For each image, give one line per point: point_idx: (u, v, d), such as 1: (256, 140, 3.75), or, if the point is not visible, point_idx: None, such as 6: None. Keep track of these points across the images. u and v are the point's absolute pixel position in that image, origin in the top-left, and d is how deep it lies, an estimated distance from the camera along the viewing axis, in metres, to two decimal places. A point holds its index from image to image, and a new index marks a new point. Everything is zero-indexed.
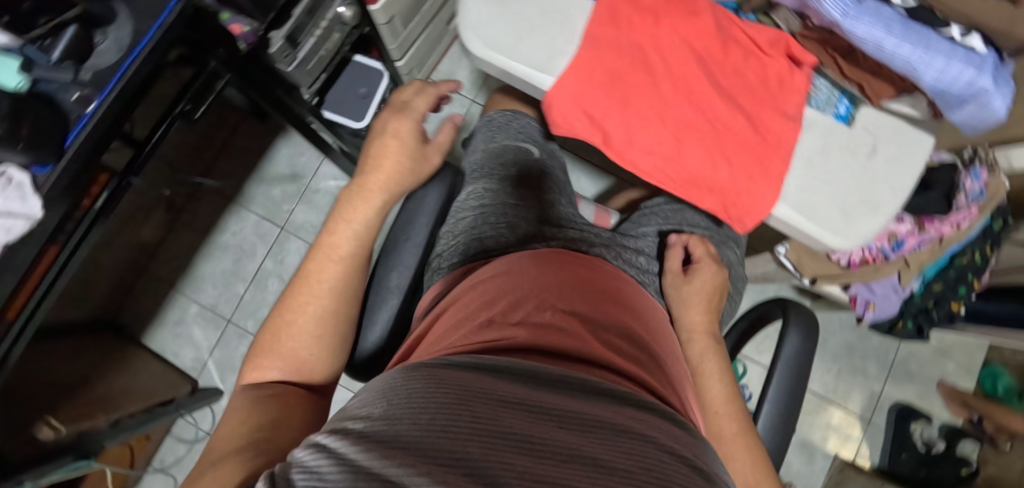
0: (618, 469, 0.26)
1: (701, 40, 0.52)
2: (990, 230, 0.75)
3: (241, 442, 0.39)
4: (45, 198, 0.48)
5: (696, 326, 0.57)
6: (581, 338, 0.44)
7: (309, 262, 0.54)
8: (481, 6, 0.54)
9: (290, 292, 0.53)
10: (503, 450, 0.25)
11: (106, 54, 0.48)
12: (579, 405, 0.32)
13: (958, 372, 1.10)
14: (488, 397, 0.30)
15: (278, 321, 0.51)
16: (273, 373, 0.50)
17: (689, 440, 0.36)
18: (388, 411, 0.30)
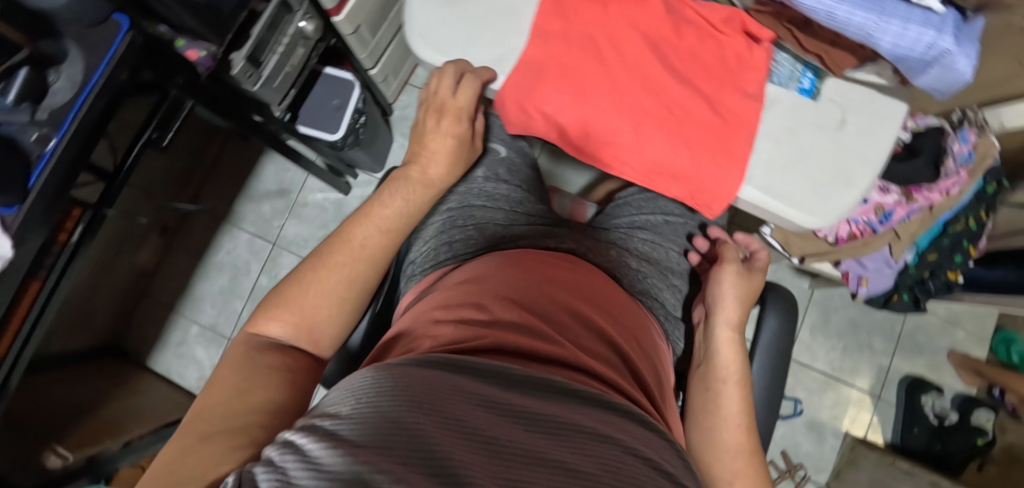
0: (578, 469, 0.28)
1: (653, 26, 0.51)
2: (984, 194, 0.72)
3: (239, 422, 0.34)
4: (15, 237, 0.50)
5: (729, 322, 0.54)
6: (552, 338, 0.43)
7: (355, 225, 0.47)
8: (427, 12, 0.54)
9: (328, 245, 0.46)
10: (466, 452, 0.26)
11: (59, 94, 0.50)
12: (545, 405, 0.33)
13: (969, 341, 1.07)
14: (454, 398, 0.31)
15: (300, 272, 0.45)
16: (279, 329, 0.43)
17: (654, 439, 0.37)
18: (359, 407, 0.30)
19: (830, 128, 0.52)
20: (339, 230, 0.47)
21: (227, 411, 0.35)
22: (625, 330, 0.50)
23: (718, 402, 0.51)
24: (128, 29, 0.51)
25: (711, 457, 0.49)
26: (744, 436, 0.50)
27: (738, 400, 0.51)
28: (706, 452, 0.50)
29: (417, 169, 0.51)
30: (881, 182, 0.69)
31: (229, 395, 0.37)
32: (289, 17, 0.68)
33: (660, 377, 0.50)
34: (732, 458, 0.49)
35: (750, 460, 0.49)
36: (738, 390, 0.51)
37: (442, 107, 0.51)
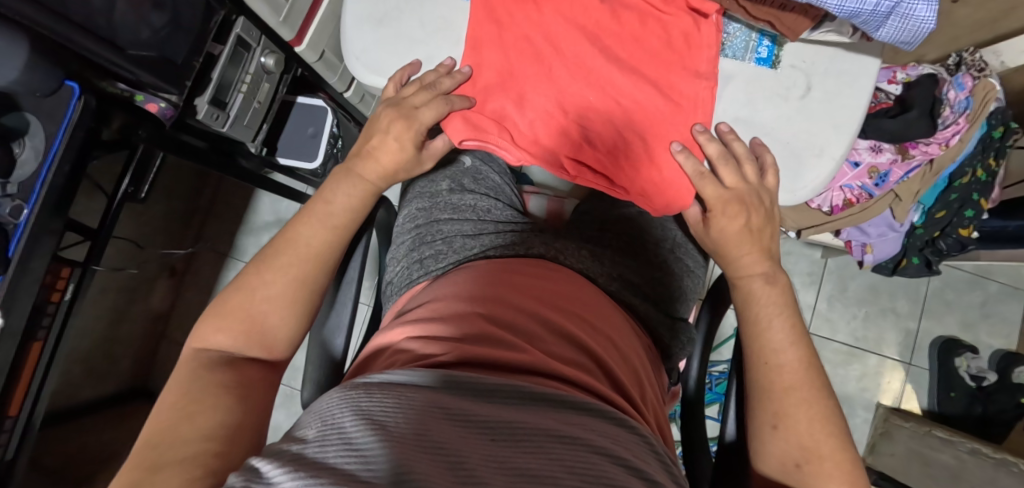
0: (545, 475, 0.26)
1: (590, 18, 0.51)
2: (991, 140, 0.67)
3: (189, 450, 0.30)
4: (5, 303, 0.54)
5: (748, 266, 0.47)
6: (523, 347, 0.40)
7: (301, 226, 0.45)
8: (363, 35, 0.55)
9: (274, 247, 0.43)
10: (425, 464, 0.25)
11: (27, 164, 0.54)
12: (515, 414, 0.31)
13: (1003, 293, 1.01)
14: (419, 414, 0.29)
15: (244, 278, 0.42)
16: (229, 340, 0.40)
17: (629, 439, 0.33)
18: (321, 428, 0.28)
19: (791, 97, 0.49)
20: (286, 230, 0.45)
21: (176, 435, 0.31)
22: (604, 339, 0.47)
23: (760, 342, 0.43)
24: (79, 94, 0.54)
25: (762, 406, 0.41)
26: (802, 372, 0.40)
27: (787, 334, 0.42)
28: (757, 403, 0.41)
29: (370, 171, 0.49)
30: (873, 142, 0.65)
31: (177, 418, 0.33)
32: (249, 54, 0.69)
33: (641, 382, 0.46)
34: (788, 399, 0.39)
35: (812, 399, 0.39)
36: (783, 325, 0.43)
37: (401, 112, 0.50)
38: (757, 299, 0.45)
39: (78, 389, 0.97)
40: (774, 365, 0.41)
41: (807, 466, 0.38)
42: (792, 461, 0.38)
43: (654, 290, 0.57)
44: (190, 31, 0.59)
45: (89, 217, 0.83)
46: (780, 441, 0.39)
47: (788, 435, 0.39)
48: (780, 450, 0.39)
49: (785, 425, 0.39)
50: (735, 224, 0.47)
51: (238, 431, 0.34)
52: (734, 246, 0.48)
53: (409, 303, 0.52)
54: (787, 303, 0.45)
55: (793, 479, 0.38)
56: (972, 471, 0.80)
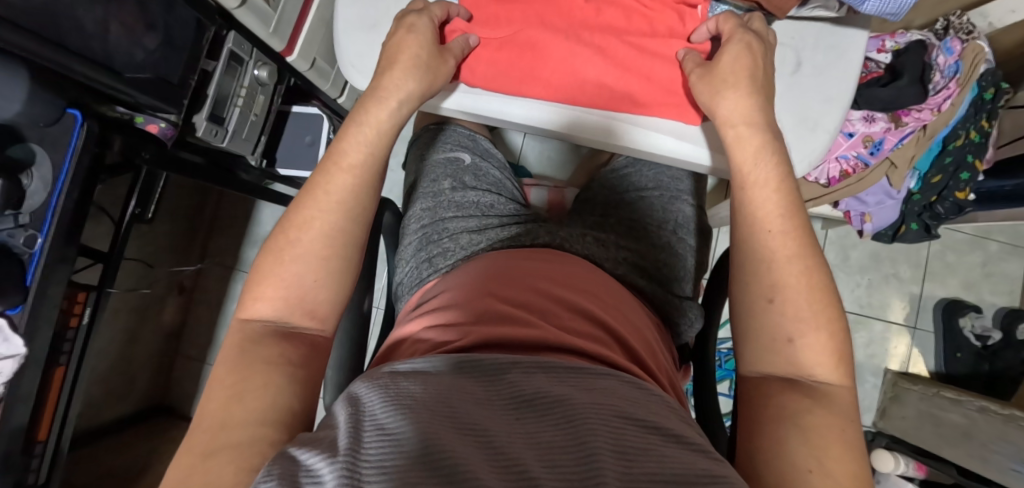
0: (570, 445, 0.27)
1: (571, 16, 0.52)
2: (982, 101, 0.68)
3: (247, 435, 0.31)
4: (26, 334, 0.56)
5: (737, 119, 0.43)
6: (540, 324, 0.42)
7: (323, 173, 0.42)
8: (356, 43, 0.55)
9: (297, 203, 0.41)
10: (457, 442, 0.26)
11: (36, 195, 0.55)
12: (538, 382, 0.32)
13: (1004, 251, 1.02)
14: (442, 389, 0.31)
15: (274, 245, 0.40)
16: (270, 309, 0.38)
17: (649, 400, 0.34)
18: (358, 413, 0.30)
19: (784, 73, 0.50)
20: (310, 181, 0.42)
21: (228, 418, 0.32)
22: (618, 315, 0.48)
23: (751, 213, 0.40)
24: (83, 121, 0.55)
25: (757, 281, 0.38)
26: (797, 237, 0.38)
27: (775, 197, 0.40)
28: (752, 275, 0.39)
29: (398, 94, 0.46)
30: (865, 112, 0.66)
31: (226, 399, 0.33)
32: (242, 68, 0.69)
33: (654, 350, 0.47)
34: (786, 267, 0.38)
35: (809, 270, 0.37)
36: (770, 189, 0.40)
37: (407, 25, 0.48)
38: (749, 157, 0.42)
39: (100, 409, 1.00)
40: (766, 232, 0.39)
41: (799, 339, 0.36)
42: (784, 337, 0.37)
43: (662, 272, 0.58)
44: (183, 51, 0.60)
45: (98, 241, 0.86)
46: (776, 315, 0.37)
47: (783, 307, 0.37)
48: (772, 326, 0.37)
49: (780, 297, 0.37)
50: (741, 55, 0.44)
51: (291, 414, 0.34)
52: (756, 83, 0.44)
53: (425, 295, 0.53)
54: (781, 162, 0.42)
55: (780, 356, 0.37)
56: (982, 428, 0.82)
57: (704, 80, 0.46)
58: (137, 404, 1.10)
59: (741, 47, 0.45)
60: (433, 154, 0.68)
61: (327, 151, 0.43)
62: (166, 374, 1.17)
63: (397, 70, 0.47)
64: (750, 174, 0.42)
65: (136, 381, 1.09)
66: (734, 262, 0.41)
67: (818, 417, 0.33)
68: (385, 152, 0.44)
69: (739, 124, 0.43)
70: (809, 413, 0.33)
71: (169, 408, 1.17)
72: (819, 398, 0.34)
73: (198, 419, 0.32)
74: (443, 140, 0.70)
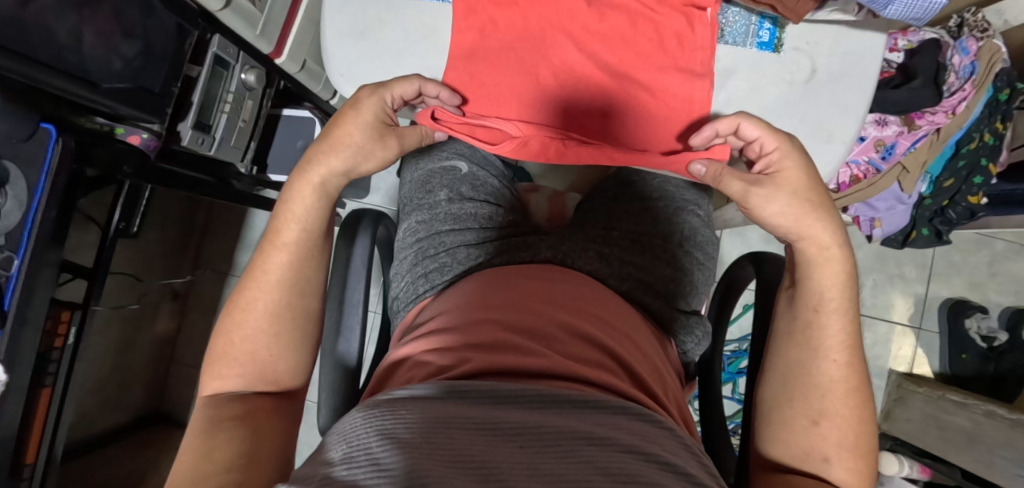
0: (575, 479, 0.25)
1: (571, 22, 0.49)
2: (997, 103, 0.65)
3: (210, 482, 0.29)
4: (7, 359, 0.53)
5: (824, 240, 0.37)
6: (544, 351, 0.39)
7: (262, 258, 0.38)
8: (345, 50, 0.52)
9: (240, 283, 0.38)
10: (451, 474, 0.24)
11: (11, 214, 0.52)
12: (535, 417, 0.30)
13: (1011, 250, 1.01)
14: (435, 419, 0.29)
15: (225, 325, 0.37)
16: (233, 384, 0.37)
17: (661, 435, 0.32)
18: (350, 450, 0.27)
19: (797, 81, 0.48)
20: (254, 259, 0.38)
21: (200, 470, 0.30)
22: (621, 337, 0.46)
23: (812, 335, 0.36)
24: (57, 137, 0.52)
25: (806, 391, 0.35)
26: (855, 359, 0.35)
27: (845, 326, 0.36)
28: (793, 379, 0.36)
29: (321, 172, 0.39)
30: (877, 116, 0.63)
31: (197, 455, 0.31)
32: (228, 72, 0.66)
33: (660, 373, 0.46)
34: (837, 386, 0.35)
35: (862, 400, 0.35)
36: (841, 317, 0.36)
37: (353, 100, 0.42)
38: (821, 269, 0.37)
39: (94, 420, 0.99)
40: (829, 361, 0.35)
41: (835, 461, 0.34)
42: (820, 455, 0.34)
43: (667, 287, 0.56)
44: (163, 58, 0.57)
45: (84, 251, 0.83)
46: (818, 437, 0.34)
47: (829, 430, 0.34)
48: (808, 442, 0.34)
49: (828, 420, 0.34)
50: (793, 172, 0.39)
51: (253, 459, 0.32)
52: (805, 196, 0.38)
53: (422, 313, 0.51)
54: (851, 283, 0.37)
55: (808, 469, 0.34)
56: (988, 432, 0.81)
57: (768, 193, 0.39)
58: (133, 414, 1.09)
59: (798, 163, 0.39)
60: (428, 163, 0.66)
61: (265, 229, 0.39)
62: (163, 382, 1.15)
63: (329, 146, 0.40)
64: (825, 296, 0.36)
65: (130, 390, 1.07)
66: (772, 375, 0.38)
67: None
68: (319, 243, 0.40)
69: (812, 239, 0.37)
70: None
71: (165, 416, 1.15)
72: None
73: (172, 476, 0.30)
74: (438, 149, 0.67)
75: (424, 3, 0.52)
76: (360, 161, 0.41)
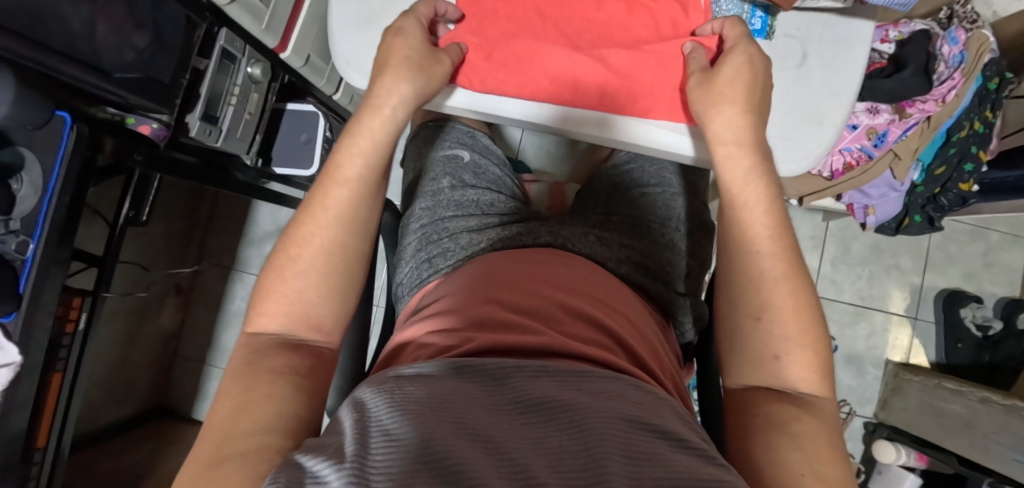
0: (578, 450, 0.26)
1: (572, 10, 0.51)
2: (985, 92, 0.67)
3: (250, 443, 0.29)
4: (21, 342, 0.55)
5: (727, 134, 0.42)
6: (544, 331, 0.41)
7: (321, 191, 0.41)
8: (351, 40, 0.54)
9: (297, 218, 0.40)
10: (465, 447, 0.26)
11: (26, 200, 0.53)
12: (543, 388, 0.32)
13: (1005, 241, 1.02)
14: (444, 393, 0.30)
15: (278, 262, 0.39)
16: (276, 324, 0.38)
17: (655, 403, 0.33)
18: (362, 421, 0.29)
19: (787, 66, 0.49)
20: (308, 199, 0.41)
21: (232, 427, 0.31)
22: (619, 317, 0.47)
23: (739, 236, 0.39)
24: (72, 124, 0.53)
25: (744, 300, 0.38)
26: (786, 260, 0.37)
27: (767, 221, 0.38)
28: (738, 295, 0.38)
29: (388, 103, 0.43)
30: (868, 104, 0.65)
31: (233, 409, 0.32)
32: (234, 65, 0.68)
33: (656, 351, 0.47)
34: (772, 287, 0.37)
35: (801, 289, 0.37)
36: (762, 214, 0.39)
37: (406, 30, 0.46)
38: (741, 179, 0.41)
39: (100, 411, 1.00)
40: (755, 254, 0.38)
41: (785, 356, 0.36)
42: (771, 354, 0.36)
43: (665, 270, 0.58)
44: (173, 50, 0.58)
45: (91, 243, 0.85)
46: (761, 333, 0.37)
47: (771, 325, 0.36)
48: (759, 346, 0.37)
49: (768, 318, 0.36)
50: (742, 65, 0.42)
51: (296, 424, 0.32)
52: (747, 94, 0.42)
53: (427, 297, 0.52)
54: (769, 182, 0.40)
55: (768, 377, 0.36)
56: (984, 418, 0.82)
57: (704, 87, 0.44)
58: (138, 406, 1.10)
59: (743, 58, 0.43)
60: (431, 152, 0.68)
61: (323, 165, 0.42)
62: (167, 375, 1.17)
63: (393, 73, 0.44)
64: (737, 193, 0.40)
65: (135, 383, 1.08)
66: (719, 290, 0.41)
67: (806, 426, 0.33)
68: (380, 178, 0.43)
69: (734, 147, 0.41)
70: (796, 422, 0.33)
71: (170, 409, 1.16)
72: (804, 406, 0.34)
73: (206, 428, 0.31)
74: (441, 138, 0.69)
75: None
76: (423, 90, 0.45)
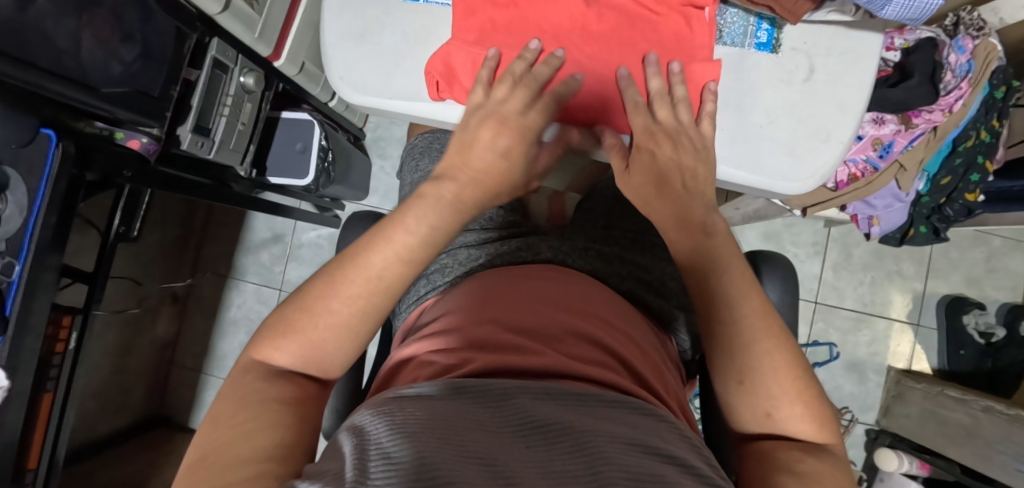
0: (583, 473, 0.25)
1: (572, 23, 0.49)
2: (992, 102, 0.66)
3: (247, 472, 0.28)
4: (9, 365, 0.53)
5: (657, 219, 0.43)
6: (545, 350, 0.40)
7: (369, 250, 0.35)
8: (346, 54, 0.52)
9: (340, 271, 0.35)
10: (465, 469, 0.24)
11: (11, 220, 0.52)
12: (546, 410, 0.31)
13: (1008, 246, 1.01)
14: (444, 415, 0.29)
15: (307, 300, 0.36)
16: (285, 361, 0.36)
17: (664, 432, 0.32)
18: (357, 443, 0.28)
19: (794, 81, 0.48)
20: (356, 247, 0.36)
21: (228, 456, 0.29)
22: (621, 335, 0.46)
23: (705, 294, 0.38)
24: (58, 142, 0.52)
25: (724, 364, 0.37)
26: (764, 320, 0.36)
27: (735, 286, 0.37)
28: (717, 355, 0.37)
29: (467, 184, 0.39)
30: (874, 115, 0.63)
31: (229, 439, 0.30)
32: (227, 75, 0.66)
33: (660, 370, 0.46)
34: (754, 356, 0.35)
35: (782, 348, 0.36)
36: (734, 274, 0.38)
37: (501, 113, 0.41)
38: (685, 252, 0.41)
39: (95, 424, 0.99)
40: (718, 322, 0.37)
41: (778, 414, 0.35)
42: (763, 412, 0.36)
43: (666, 286, 0.57)
44: (163, 62, 0.57)
45: (83, 256, 0.83)
46: (749, 396, 0.36)
47: (753, 389, 0.35)
48: (750, 405, 0.36)
49: (751, 381, 0.35)
50: (648, 162, 0.43)
51: (290, 451, 0.31)
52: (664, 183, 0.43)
53: (425, 313, 0.51)
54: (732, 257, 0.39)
55: (767, 429, 0.36)
56: (987, 428, 0.81)
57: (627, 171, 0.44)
58: (134, 416, 1.09)
59: (649, 159, 0.44)
60: (428, 165, 0.66)
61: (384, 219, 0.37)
62: (164, 385, 1.15)
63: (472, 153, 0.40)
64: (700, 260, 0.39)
65: (131, 394, 1.07)
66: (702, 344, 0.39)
67: (811, 467, 0.33)
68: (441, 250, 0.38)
69: (676, 235, 0.41)
70: (803, 464, 0.33)
71: (166, 419, 1.15)
72: (812, 453, 0.34)
73: (201, 455, 0.30)
74: (437, 150, 0.67)
75: (423, 5, 0.52)
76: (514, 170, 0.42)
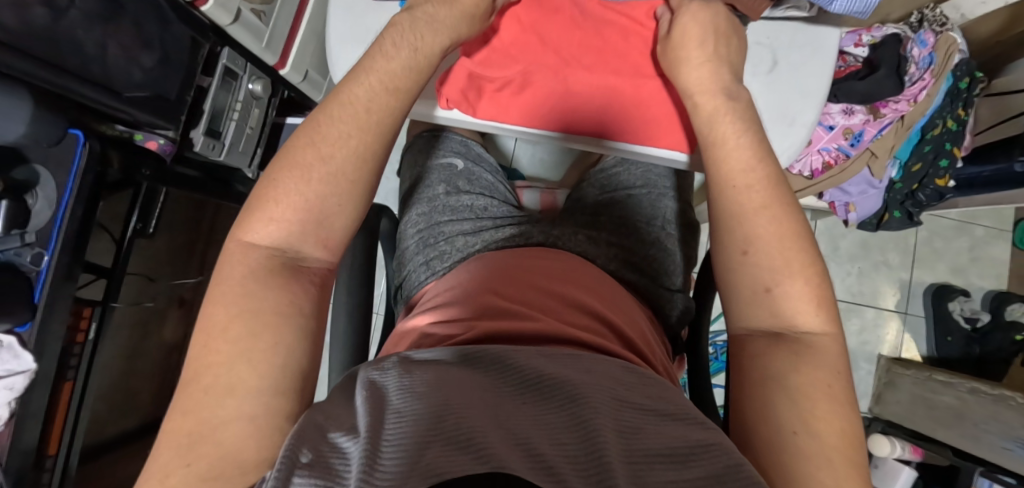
0: (576, 425, 0.27)
1: (572, 41, 0.53)
2: (957, 91, 0.69)
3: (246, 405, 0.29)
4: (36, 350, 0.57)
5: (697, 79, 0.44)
6: (540, 318, 0.43)
7: (350, 83, 0.38)
8: (348, 55, 0.57)
9: (328, 117, 0.37)
10: (475, 414, 0.26)
11: (42, 213, 0.56)
12: (542, 365, 0.31)
13: (989, 235, 1.05)
14: (450, 378, 0.30)
15: (291, 154, 0.36)
16: (277, 234, 0.35)
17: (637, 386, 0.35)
18: (367, 399, 0.28)
19: (761, 71, 0.52)
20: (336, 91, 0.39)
21: (235, 384, 0.30)
22: (609, 309, 0.49)
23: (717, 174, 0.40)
24: (84, 141, 0.56)
25: (729, 234, 0.38)
26: (764, 192, 0.38)
27: (750, 163, 0.39)
28: (724, 233, 0.38)
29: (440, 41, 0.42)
30: (844, 105, 0.68)
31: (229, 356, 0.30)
32: (237, 82, 0.71)
33: (649, 342, 0.49)
34: (755, 217, 0.37)
35: (781, 217, 0.37)
36: (748, 154, 0.39)
37: None
38: (711, 118, 0.42)
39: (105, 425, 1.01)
40: (741, 214, 0.37)
41: (777, 288, 0.35)
42: (762, 287, 0.36)
43: (654, 267, 0.60)
44: (179, 68, 0.61)
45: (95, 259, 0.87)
46: (752, 266, 0.36)
47: (758, 256, 0.36)
48: (750, 276, 0.36)
49: (755, 248, 0.36)
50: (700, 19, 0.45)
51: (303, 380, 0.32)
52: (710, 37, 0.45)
53: (432, 290, 0.55)
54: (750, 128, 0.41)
55: (761, 305, 0.36)
56: (973, 408, 0.83)
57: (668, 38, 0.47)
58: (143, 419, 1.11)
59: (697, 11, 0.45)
60: (426, 161, 0.70)
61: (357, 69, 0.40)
62: None
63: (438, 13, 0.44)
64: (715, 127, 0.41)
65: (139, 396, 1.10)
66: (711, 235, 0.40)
67: (804, 375, 0.32)
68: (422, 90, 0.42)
69: (704, 93, 0.44)
70: (796, 370, 0.33)
71: None
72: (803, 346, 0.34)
73: (193, 372, 0.30)
74: (434, 148, 0.71)
75: None
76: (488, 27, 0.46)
